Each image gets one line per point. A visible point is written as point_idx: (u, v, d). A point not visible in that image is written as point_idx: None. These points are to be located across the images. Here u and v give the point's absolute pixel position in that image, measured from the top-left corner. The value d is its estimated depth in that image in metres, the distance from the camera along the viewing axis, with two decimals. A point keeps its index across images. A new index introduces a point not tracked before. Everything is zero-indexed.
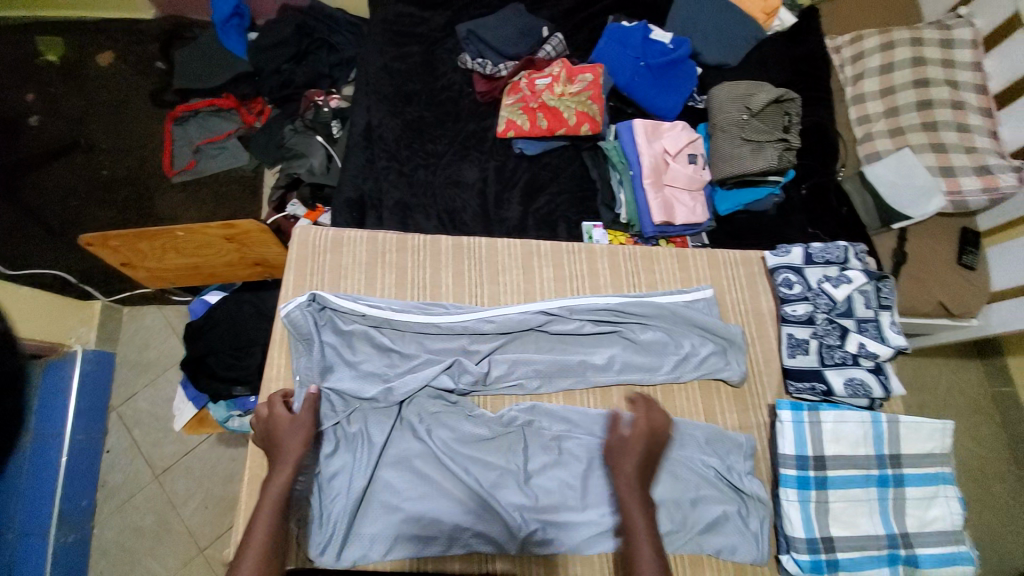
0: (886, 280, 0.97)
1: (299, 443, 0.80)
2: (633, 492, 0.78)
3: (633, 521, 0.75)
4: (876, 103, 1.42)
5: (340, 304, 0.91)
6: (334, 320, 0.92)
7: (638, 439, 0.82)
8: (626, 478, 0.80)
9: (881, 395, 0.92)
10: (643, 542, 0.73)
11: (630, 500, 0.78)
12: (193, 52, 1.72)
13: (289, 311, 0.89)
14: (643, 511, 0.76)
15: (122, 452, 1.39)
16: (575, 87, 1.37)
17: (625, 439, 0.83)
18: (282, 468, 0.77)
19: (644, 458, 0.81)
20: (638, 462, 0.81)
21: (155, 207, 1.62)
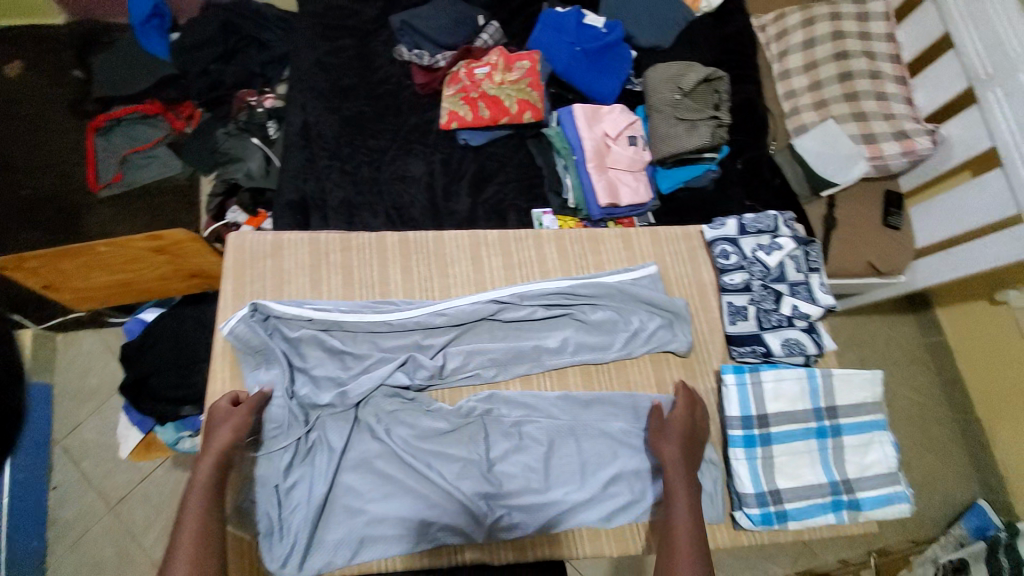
0: (812, 244, 1.03)
1: (228, 434, 0.79)
2: (679, 472, 0.85)
3: (675, 490, 0.83)
4: (800, 78, 1.50)
5: (284, 310, 0.89)
6: (279, 328, 0.89)
7: (679, 422, 0.89)
8: (670, 455, 0.86)
9: (814, 351, 0.98)
10: (683, 511, 0.81)
11: (677, 480, 0.84)
12: (111, 57, 1.60)
13: (231, 326, 0.87)
14: (685, 483, 0.84)
15: (72, 486, 1.32)
16: (514, 75, 1.37)
17: (666, 421, 0.89)
18: (207, 461, 0.77)
19: (687, 437, 0.88)
20: (680, 443, 0.87)
21: (82, 225, 1.52)
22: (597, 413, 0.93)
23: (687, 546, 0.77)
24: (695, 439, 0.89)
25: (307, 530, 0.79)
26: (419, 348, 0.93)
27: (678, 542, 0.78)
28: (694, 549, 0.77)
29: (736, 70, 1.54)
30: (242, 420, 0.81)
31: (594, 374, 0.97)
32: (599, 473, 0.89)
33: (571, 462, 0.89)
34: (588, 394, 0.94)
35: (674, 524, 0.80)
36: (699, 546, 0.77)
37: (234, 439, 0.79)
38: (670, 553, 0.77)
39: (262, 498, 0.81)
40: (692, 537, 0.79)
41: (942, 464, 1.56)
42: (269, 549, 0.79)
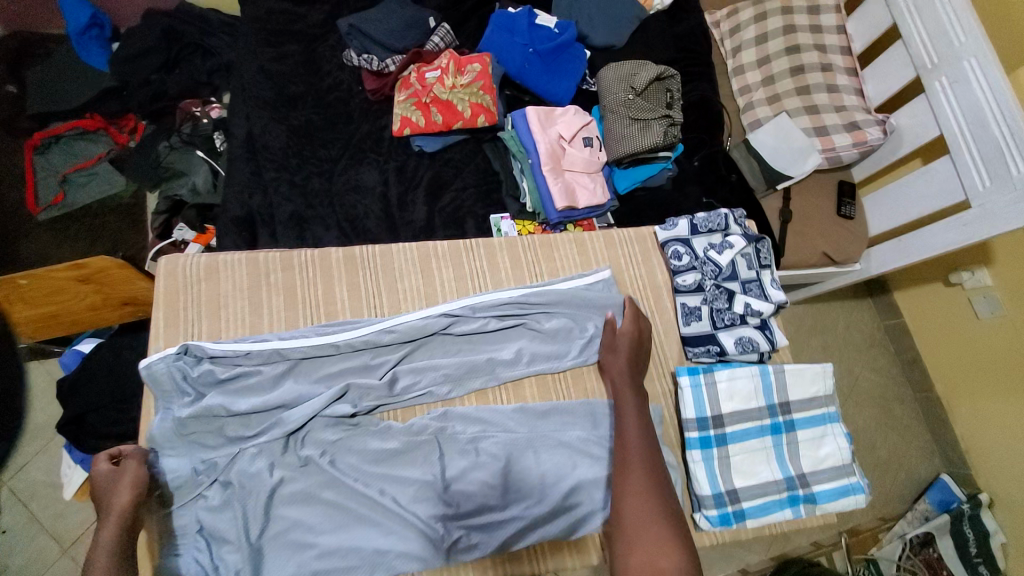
0: (763, 241, 1.03)
1: (126, 493, 0.75)
2: (625, 383, 0.92)
3: (624, 407, 0.89)
4: (754, 73, 1.52)
5: (217, 349, 0.87)
6: (208, 368, 0.85)
7: (626, 337, 0.95)
8: (618, 371, 0.92)
9: (767, 347, 0.99)
10: (630, 416, 0.88)
11: (623, 389, 0.91)
12: (48, 71, 1.52)
13: (151, 366, 0.84)
14: (633, 396, 0.90)
15: (19, 531, 1.24)
16: (465, 78, 1.33)
17: (613, 338, 0.95)
18: (106, 529, 0.73)
19: (633, 354, 0.94)
20: (626, 358, 0.93)
21: (20, 252, 1.43)
22: (553, 423, 0.93)
23: (639, 457, 0.83)
24: (641, 354, 0.95)
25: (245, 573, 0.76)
26: (363, 370, 0.91)
27: (631, 455, 0.83)
28: (645, 458, 0.83)
29: (691, 66, 1.54)
30: (136, 474, 0.77)
31: (550, 383, 0.97)
32: (557, 487, 0.87)
33: (530, 476, 0.88)
34: (545, 404, 0.94)
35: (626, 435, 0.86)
36: (651, 457, 0.83)
37: (134, 498, 0.75)
38: (624, 468, 0.82)
39: (185, 549, 0.79)
40: (643, 447, 0.84)
41: (905, 444, 1.60)
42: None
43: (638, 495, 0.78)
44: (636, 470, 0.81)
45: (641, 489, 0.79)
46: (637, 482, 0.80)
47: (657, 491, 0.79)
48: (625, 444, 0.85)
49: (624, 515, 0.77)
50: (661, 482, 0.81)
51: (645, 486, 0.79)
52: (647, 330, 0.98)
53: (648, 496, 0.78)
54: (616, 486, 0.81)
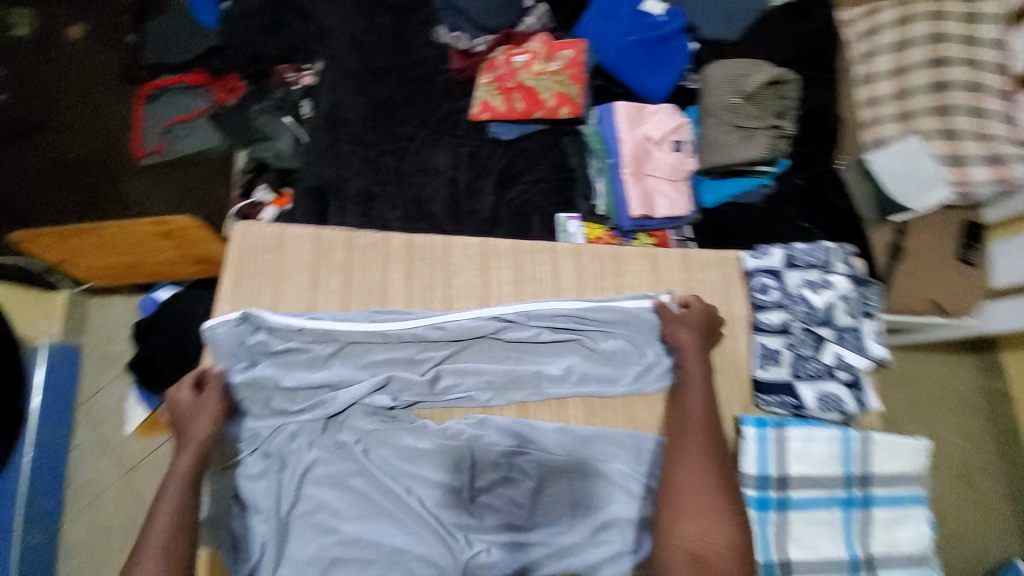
0: (869, 287, 0.92)
1: (205, 427, 0.81)
2: (696, 362, 0.86)
3: (690, 375, 0.85)
4: (884, 86, 1.30)
5: (274, 320, 0.87)
6: (264, 339, 0.87)
7: (698, 314, 0.89)
8: (689, 346, 0.87)
9: (854, 409, 0.87)
10: (697, 393, 0.83)
11: (692, 367, 0.85)
12: (165, 26, 1.60)
13: (214, 328, 0.86)
14: (700, 368, 0.85)
15: (89, 449, 1.39)
16: (555, 65, 1.26)
17: (683, 312, 0.90)
18: (183, 455, 0.80)
19: (703, 328, 0.89)
20: (699, 331, 0.88)
21: (122, 192, 1.52)
22: (594, 450, 0.87)
23: (699, 427, 0.80)
24: (712, 331, 0.90)
25: (274, 545, 0.79)
26: (408, 362, 0.90)
27: (692, 426, 0.81)
28: (707, 432, 0.79)
29: (811, 70, 1.36)
30: (214, 412, 0.82)
31: (597, 407, 0.90)
32: (587, 520, 0.83)
33: (561, 501, 0.84)
34: (588, 429, 0.88)
35: (688, 404, 0.83)
36: (713, 428, 0.80)
37: (210, 435, 0.81)
38: (682, 435, 0.80)
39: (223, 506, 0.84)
40: (705, 418, 0.81)
41: (992, 531, 1.38)
42: (236, 555, 0.80)
43: (694, 462, 0.76)
44: (695, 438, 0.79)
45: (698, 458, 0.77)
46: (694, 450, 0.78)
47: (715, 463, 0.77)
48: (685, 412, 0.82)
49: (679, 480, 0.76)
50: (720, 455, 0.78)
51: (704, 456, 0.77)
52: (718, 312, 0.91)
53: (706, 465, 0.76)
54: (672, 455, 0.79)
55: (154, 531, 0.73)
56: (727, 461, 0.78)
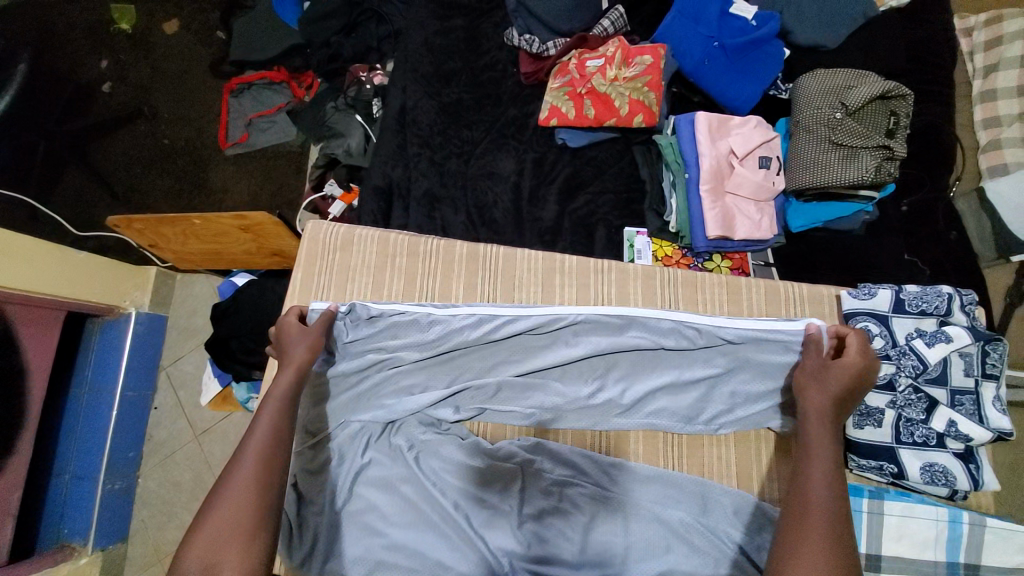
0: (998, 341, 0.78)
1: (304, 350, 0.79)
2: (823, 409, 0.71)
3: (815, 445, 0.68)
4: (1010, 103, 1.15)
5: (381, 309, 0.86)
6: (369, 328, 0.86)
7: (847, 371, 0.73)
8: (806, 386, 0.75)
9: (964, 486, 0.76)
10: (815, 416, 0.71)
11: (812, 409, 0.72)
12: (250, 23, 1.65)
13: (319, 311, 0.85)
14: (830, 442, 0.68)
15: (169, 410, 1.46)
16: (631, 71, 1.17)
17: (826, 368, 0.75)
18: (285, 372, 0.76)
19: (842, 393, 0.72)
20: (835, 400, 0.72)
21: (207, 179, 1.62)
22: (652, 493, 0.80)
23: (825, 514, 0.62)
24: (857, 399, 0.73)
25: (323, 542, 0.77)
26: (465, 376, 0.86)
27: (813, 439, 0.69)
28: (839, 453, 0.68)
29: (924, 83, 1.21)
30: (317, 340, 0.80)
31: (659, 440, 0.85)
32: (641, 566, 0.76)
33: (615, 542, 0.77)
34: (651, 469, 0.82)
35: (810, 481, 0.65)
36: (843, 519, 0.61)
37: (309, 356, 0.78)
38: (800, 518, 0.62)
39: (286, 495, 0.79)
40: (831, 506, 0.62)
41: None
42: (286, 549, 0.76)
43: (808, 559, 0.58)
44: (816, 526, 0.60)
45: (818, 555, 0.58)
46: (814, 541, 0.59)
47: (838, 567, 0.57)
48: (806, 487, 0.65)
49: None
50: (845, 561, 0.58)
51: (826, 553, 0.58)
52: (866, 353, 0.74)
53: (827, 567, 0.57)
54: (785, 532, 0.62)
55: (249, 442, 0.67)
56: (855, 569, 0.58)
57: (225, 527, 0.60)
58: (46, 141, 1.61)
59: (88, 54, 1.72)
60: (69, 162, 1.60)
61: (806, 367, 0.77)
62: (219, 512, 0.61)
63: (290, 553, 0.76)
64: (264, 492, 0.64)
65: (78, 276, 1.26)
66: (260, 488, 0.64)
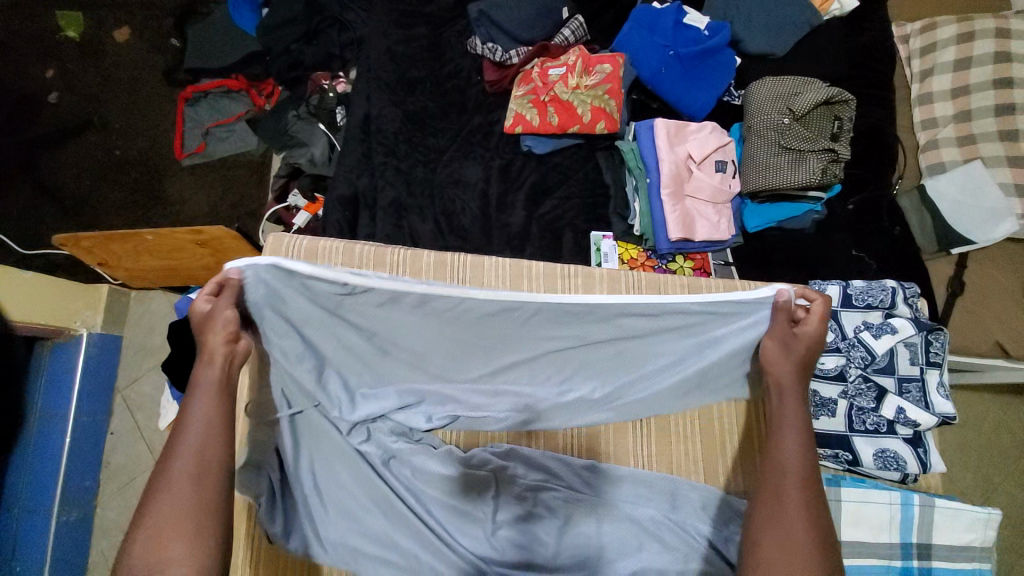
0: (938, 331, 0.84)
1: (220, 335, 0.70)
2: (791, 380, 0.75)
3: (790, 414, 0.72)
4: (945, 105, 1.22)
5: (318, 275, 0.73)
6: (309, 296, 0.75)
7: (808, 340, 0.75)
8: (775, 360, 0.76)
9: (914, 470, 0.81)
10: (790, 393, 0.74)
11: (786, 383, 0.75)
12: (205, 30, 1.60)
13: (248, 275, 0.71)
14: (799, 410, 0.73)
15: (127, 435, 1.39)
16: (592, 79, 1.20)
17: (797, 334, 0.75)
18: (205, 363, 0.68)
19: (805, 356, 0.75)
20: (800, 365, 0.75)
21: (164, 191, 1.56)
22: (625, 492, 0.82)
23: (801, 482, 0.67)
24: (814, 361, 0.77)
25: (304, 510, 0.80)
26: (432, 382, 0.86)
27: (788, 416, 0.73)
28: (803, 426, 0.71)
29: (865, 88, 1.28)
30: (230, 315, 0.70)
31: (630, 444, 0.86)
32: (616, 565, 0.78)
33: (587, 544, 0.79)
34: (622, 469, 0.83)
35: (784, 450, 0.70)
36: (816, 484, 0.67)
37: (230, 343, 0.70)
38: (780, 488, 0.67)
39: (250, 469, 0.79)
40: (805, 473, 0.68)
41: None
42: (269, 512, 0.78)
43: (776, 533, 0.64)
44: (795, 493, 0.66)
45: (797, 519, 0.64)
46: (793, 507, 0.65)
47: (815, 527, 0.64)
48: (781, 456, 0.69)
49: (765, 540, 0.64)
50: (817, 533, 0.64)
51: (805, 516, 0.64)
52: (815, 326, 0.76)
53: (804, 527, 0.64)
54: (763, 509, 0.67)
55: (186, 440, 0.63)
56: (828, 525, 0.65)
57: (174, 526, 0.59)
58: None
59: (31, 62, 1.64)
60: (14, 176, 1.52)
61: (772, 338, 0.76)
62: (163, 510, 0.59)
63: (271, 521, 0.78)
64: (208, 489, 0.62)
65: (32, 297, 1.21)
66: (206, 481, 0.62)
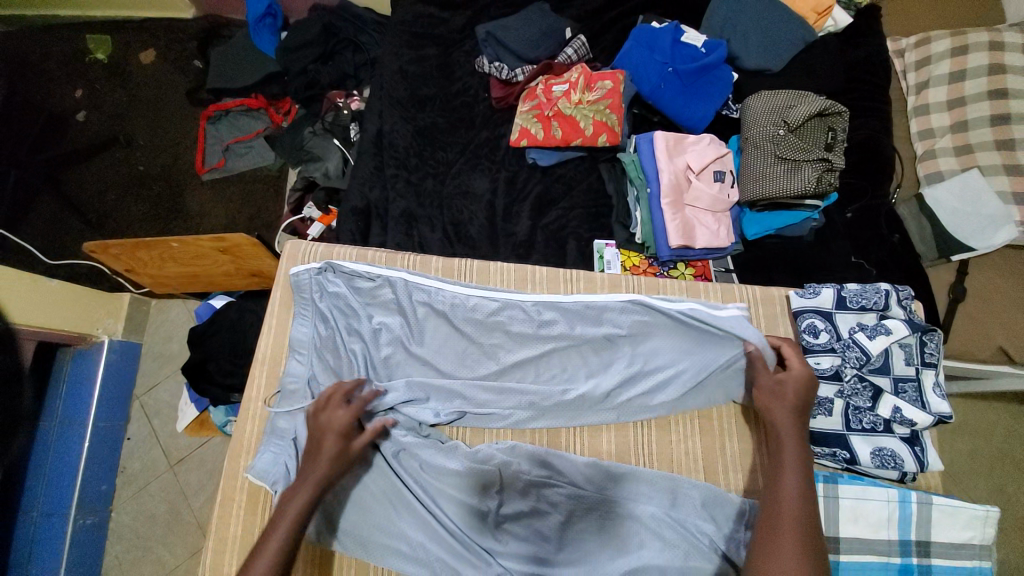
0: (933, 333, 0.87)
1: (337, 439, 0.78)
2: (789, 426, 0.77)
3: (786, 459, 0.74)
4: (941, 116, 1.26)
5: (353, 268, 0.96)
6: (342, 288, 0.96)
7: (796, 384, 0.80)
8: (779, 418, 0.78)
9: (912, 468, 0.83)
10: (790, 441, 0.75)
11: (784, 427, 0.77)
12: (225, 51, 1.69)
13: (298, 275, 0.95)
14: (797, 455, 0.74)
15: (143, 441, 1.43)
16: (593, 95, 1.25)
17: (781, 383, 0.80)
18: (297, 494, 0.73)
19: (800, 405, 0.79)
20: (793, 409, 0.78)
21: (184, 205, 1.63)
22: (627, 488, 0.84)
23: (795, 526, 0.67)
24: (810, 407, 0.80)
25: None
26: (440, 375, 0.93)
27: (787, 461, 0.74)
28: (805, 477, 0.72)
29: (860, 100, 1.33)
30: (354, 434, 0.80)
31: (631, 445, 0.89)
32: (616, 562, 0.79)
33: (590, 539, 0.81)
34: (622, 467, 0.85)
35: (779, 496, 0.71)
36: (811, 529, 0.67)
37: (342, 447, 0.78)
38: (772, 532, 0.68)
39: (269, 451, 0.87)
40: (802, 519, 0.68)
41: None
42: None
43: None
44: (789, 538, 0.66)
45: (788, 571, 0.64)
46: (787, 551, 0.65)
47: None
48: (779, 506, 0.70)
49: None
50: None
51: (797, 559, 0.64)
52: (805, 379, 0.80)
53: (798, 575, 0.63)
54: (760, 559, 0.66)
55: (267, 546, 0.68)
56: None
57: None
58: (18, 170, 1.62)
59: (63, 85, 1.74)
60: (43, 191, 1.61)
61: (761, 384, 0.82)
62: None
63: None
64: None
65: (43, 305, 1.23)
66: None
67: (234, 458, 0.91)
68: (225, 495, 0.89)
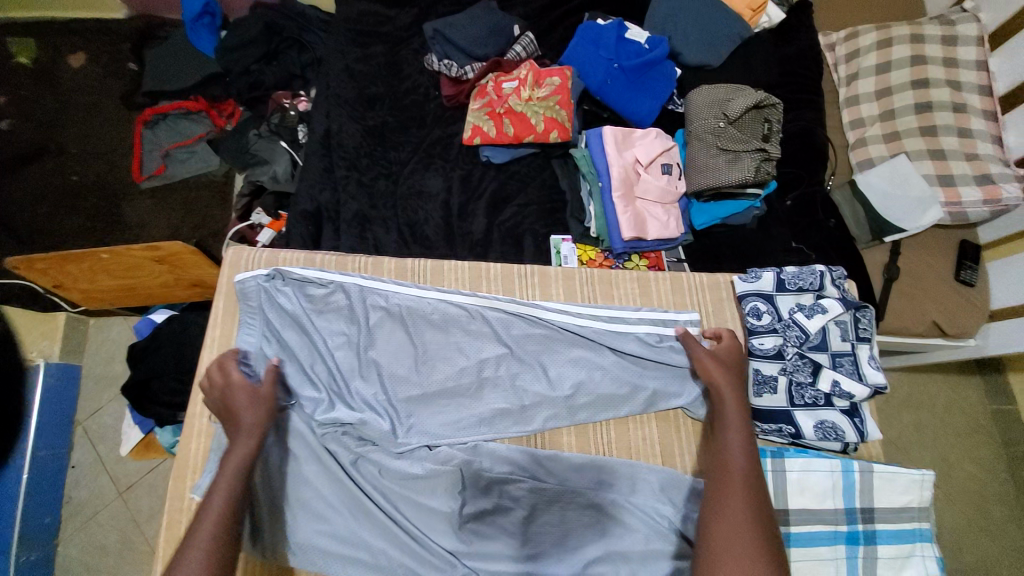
0: (865, 309, 0.92)
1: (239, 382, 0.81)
2: (732, 389, 0.82)
3: (729, 419, 0.79)
4: (870, 106, 1.34)
5: (303, 274, 0.94)
6: (290, 293, 0.93)
7: (729, 348, 0.87)
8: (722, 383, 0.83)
9: (853, 439, 0.88)
10: (730, 401, 0.81)
11: (722, 388, 0.82)
12: (161, 52, 1.60)
13: (244, 283, 0.93)
14: (739, 415, 0.79)
15: (88, 469, 1.34)
16: (543, 91, 1.26)
17: (715, 350, 0.87)
18: (232, 455, 0.75)
19: (730, 362, 0.86)
20: (732, 372, 0.84)
21: (122, 215, 1.54)
22: (588, 478, 0.85)
23: (742, 477, 0.72)
24: (741, 368, 0.86)
25: (268, 514, 0.81)
26: (395, 383, 0.91)
27: (731, 423, 0.78)
28: (745, 431, 0.77)
29: (797, 92, 1.39)
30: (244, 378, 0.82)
31: (591, 436, 0.90)
32: (581, 552, 0.80)
33: (552, 531, 0.81)
34: (583, 457, 0.86)
35: (728, 453, 0.75)
36: (754, 481, 0.71)
37: (247, 397, 0.80)
38: (723, 484, 0.72)
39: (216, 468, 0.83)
40: (745, 471, 0.73)
41: (976, 551, 1.33)
42: None
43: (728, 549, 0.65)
44: (737, 489, 0.70)
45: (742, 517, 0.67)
46: (736, 504, 0.69)
47: (758, 513, 0.68)
48: (726, 458, 0.74)
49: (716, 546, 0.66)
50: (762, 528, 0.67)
51: (747, 507, 0.68)
52: (729, 350, 0.87)
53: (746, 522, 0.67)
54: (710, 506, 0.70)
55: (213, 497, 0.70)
56: (770, 519, 0.68)
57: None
58: None
59: None
60: None
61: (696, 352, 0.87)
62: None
63: None
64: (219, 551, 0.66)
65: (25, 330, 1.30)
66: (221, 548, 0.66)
67: (180, 477, 0.87)
68: (170, 516, 0.84)
